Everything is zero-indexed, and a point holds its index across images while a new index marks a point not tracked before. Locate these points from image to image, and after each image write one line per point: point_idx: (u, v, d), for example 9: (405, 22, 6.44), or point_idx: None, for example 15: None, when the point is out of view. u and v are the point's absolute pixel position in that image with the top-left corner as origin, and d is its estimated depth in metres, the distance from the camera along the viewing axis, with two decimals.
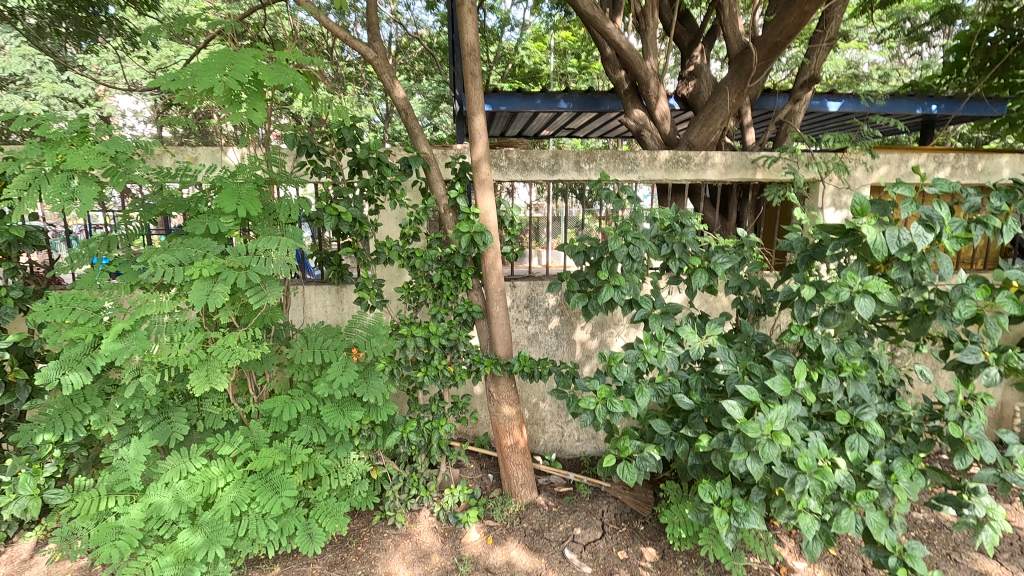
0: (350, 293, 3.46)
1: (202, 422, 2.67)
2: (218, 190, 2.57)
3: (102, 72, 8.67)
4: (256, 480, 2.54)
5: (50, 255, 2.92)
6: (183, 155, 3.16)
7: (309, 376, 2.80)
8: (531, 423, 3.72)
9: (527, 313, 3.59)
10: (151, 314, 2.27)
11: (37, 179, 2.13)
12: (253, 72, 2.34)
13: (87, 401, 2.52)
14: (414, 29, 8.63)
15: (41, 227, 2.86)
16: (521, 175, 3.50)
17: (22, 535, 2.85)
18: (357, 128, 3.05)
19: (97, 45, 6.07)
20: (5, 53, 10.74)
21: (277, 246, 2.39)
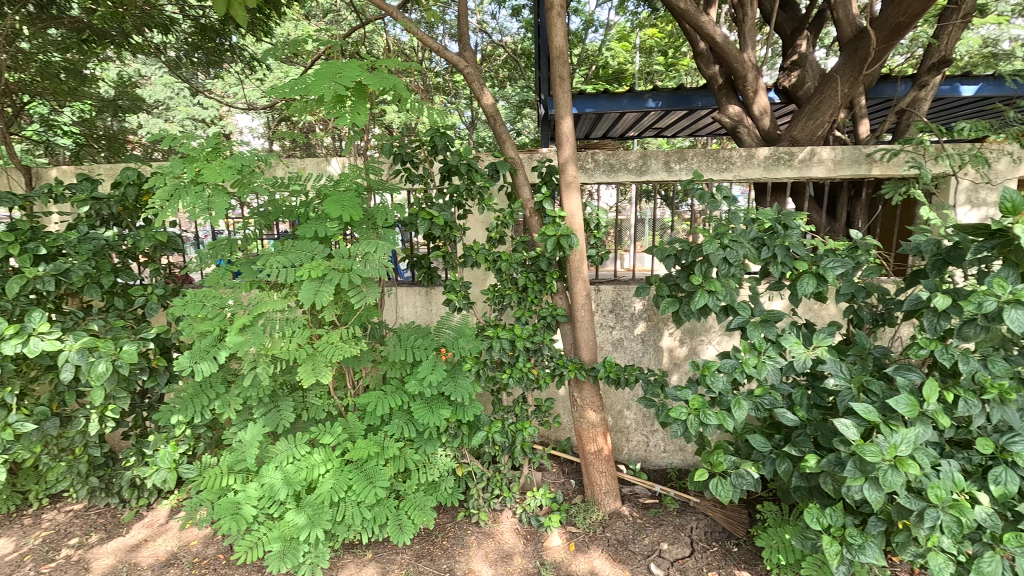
0: (438, 295, 3.58)
1: (306, 412, 2.88)
2: (324, 197, 2.79)
3: (225, 96, 9.72)
4: (353, 469, 2.70)
5: (185, 257, 3.28)
6: (294, 166, 3.44)
7: (400, 373, 2.94)
8: (615, 430, 3.62)
9: (612, 318, 3.50)
10: (266, 311, 2.48)
11: (178, 189, 2.41)
12: (357, 80, 2.49)
13: (213, 387, 2.81)
14: (498, 37, 8.81)
15: (179, 233, 3.24)
16: (607, 177, 3.43)
17: (159, 502, 3.24)
18: (448, 136, 3.16)
19: (223, 72, 6.82)
20: (152, 83, 12.44)
21: (375, 249, 2.54)
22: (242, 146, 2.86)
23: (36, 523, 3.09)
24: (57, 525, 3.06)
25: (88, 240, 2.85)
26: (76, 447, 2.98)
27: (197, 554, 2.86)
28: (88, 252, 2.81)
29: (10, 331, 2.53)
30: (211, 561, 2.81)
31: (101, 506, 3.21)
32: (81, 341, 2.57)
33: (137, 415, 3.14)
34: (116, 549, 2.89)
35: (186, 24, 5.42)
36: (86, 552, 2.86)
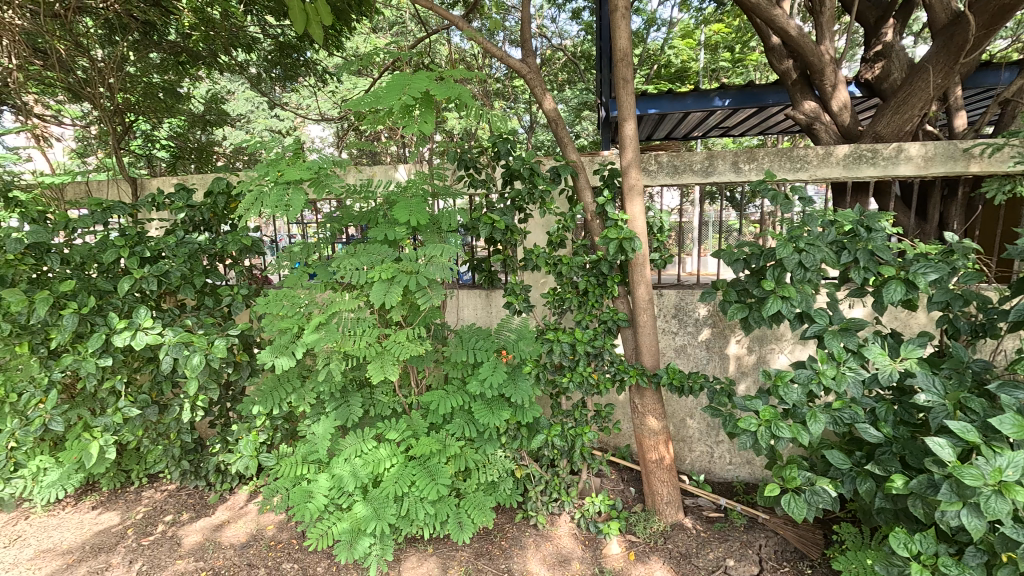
0: (499, 298, 3.61)
1: (373, 408, 3.02)
2: (392, 203, 2.91)
3: (299, 107, 10.33)
4: (416, 465, 2.79)
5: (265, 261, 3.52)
6: (364, 173, 3.60)
7: (462, 374, 3.01)
8: (677, 439, 3.52)
9: (675, 323, 3.41)
10: (340, 311, 2.63)
11: (261, 197, 2.59)
12: (425, 90, 2.57)
13: (290, 381, 3.00)
14: (558, 41, 8.81)
15: (261, 237, 3.47)
16: (671, 179, 3.35)
17: (240, 487, 3.49)
18: (511, 141, 3.20)
19: (298, 86, 7.26)
20: (235, 98, 13.46)
21: (441, 252, 2.63)
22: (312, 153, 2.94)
23: (137, 499, 3.42)
24: (154, 503, 3.37)
25: (184, 244, 3.11)
26: (171, 433, 3.26)
27: (273, 538, 3.06)
28: (184, 255, 3.06)
29: (120, 325, 2.83)
30: (285, 545, 3.00)
31: (190, 488, 3.50)
32: (179, 336, 2.83)
33: (223, 406, 3.40)
34: (203, 528, 3.14)
35: (266, 43, 5.82)
36: (178, 529, 3.13)
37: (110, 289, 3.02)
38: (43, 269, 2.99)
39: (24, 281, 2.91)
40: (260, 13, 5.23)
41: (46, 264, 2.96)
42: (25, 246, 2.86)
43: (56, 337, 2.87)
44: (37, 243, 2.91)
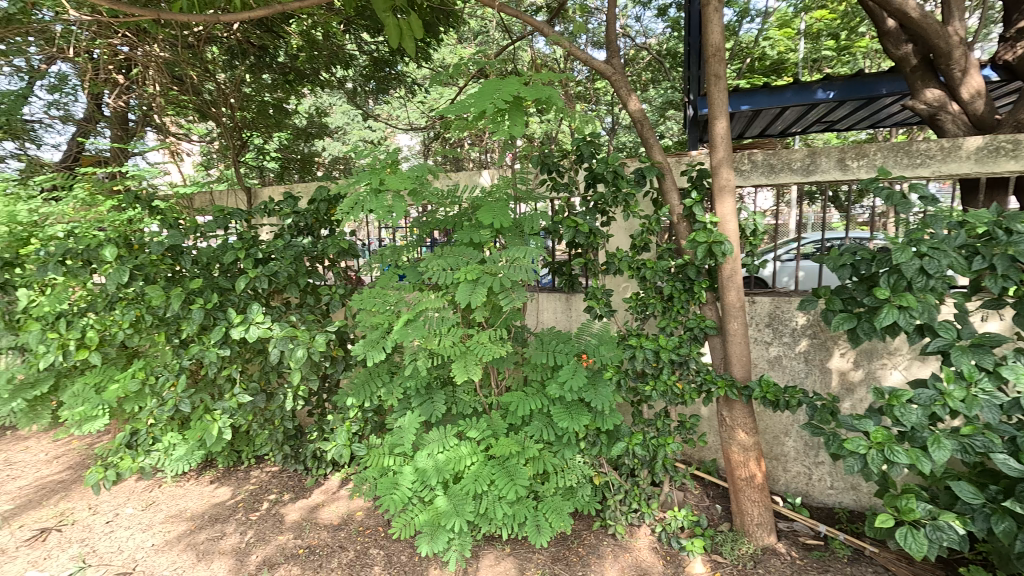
0: (579, 302, 3.58)
1: (455, 406, 3.11)
2: (478, 207, 3.00)
3: (389, 118, 10.92)
4: (496, 465, 2.83)
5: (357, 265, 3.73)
6: (450, 179, 3.73)
7: (542, 376, 3.02)
8: (769, 457, 3.29)
9: (769, 333, 3.19)
10: (427, 311, 2.75)
11: (358, 201, 2.77)
12: (515, 94, 2.62)
13: (380, 377, 3.18)
14: (642, 39, 8.58)
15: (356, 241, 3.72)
16: (767, 179, 3.14)
17: (333, 473, 3.74)
18: (595, 143, 3.17)
19: (389, 98, 7.67)
20: (334, 112, 14.52)
21: (524, 255, 2.67)
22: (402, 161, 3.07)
23: (247, 477, 3.78)
24: (260, 482, 3.70)
25: (291, 246, 3.40)
26: (275, 419, 3.57)
27: (361, 523, 3.25)
28: (291, 257, 3.35)
29: (237, 320, 3.16)
30: (373, 531, 3.17)
31: (290, 471, 3.80)
32: (285, 331, 3.15)
33: (320, 396, 3.67)
34: (302, 508, 3.41)
35: (362, 59, 6.22)
36: (280, 508, 3.42)
37: (228, 286, 3.37)
38: (177, 268, 3.41)
39: (162, 278, 3.34)
40: (357, 32, 5.60)
41: (180, 264, 3.38)
42: (164, 248, 3.28)
43: (187, 328, 3.26)
44: (173, 246, 3.33)
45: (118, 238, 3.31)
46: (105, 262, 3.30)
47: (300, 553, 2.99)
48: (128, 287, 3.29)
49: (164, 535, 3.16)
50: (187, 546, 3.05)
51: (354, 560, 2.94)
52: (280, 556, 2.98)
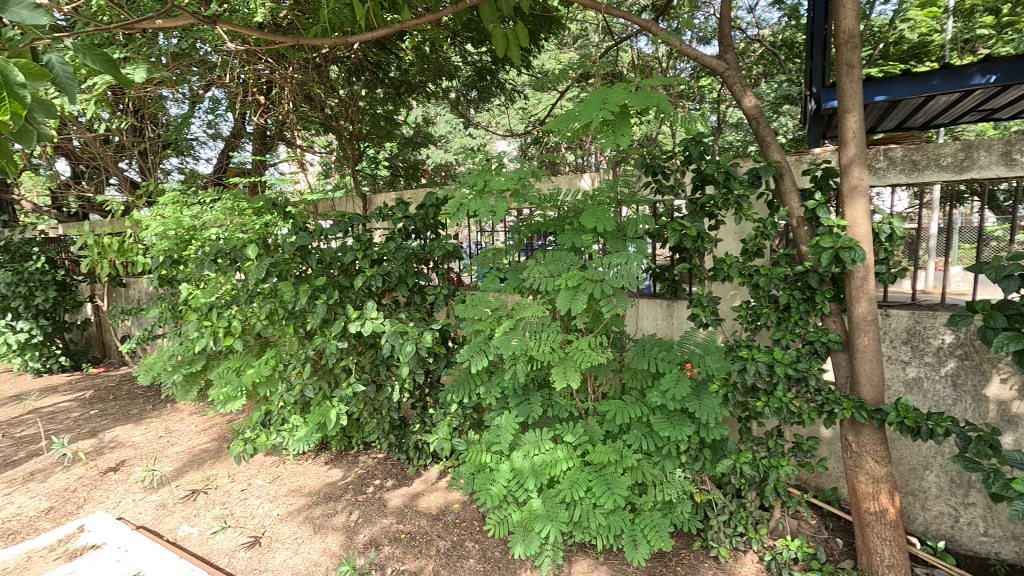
0: (681, 309, 3.38)
1: (551, 409, 3.12)
2: (580, 212, 2.98)
3: (489, 125, 11.26)
4: (592, 472, 2.78)
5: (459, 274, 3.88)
6: (550, 183, 3.75)
7: (641, 385, 2.95)
8: (904, 492, 2.91)
9: (906, 351, 2.83)
10: (526, 316, 2.80)
11: (464, 206, 2.88)
12: (624, 102, 2.61)
13: (479, 376, 3.27)
14: (755, 31, 8.03)
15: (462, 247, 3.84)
16: (908, 178, 2.79)
17: (432, 465, 3.92)
18: (705, 143, 3.01)
19: (489, 106, 7.91)
20: (438, 122, 15.31)
21: (627, 261, 2.63)
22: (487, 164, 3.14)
23: (356, 461, 4.09)
24: (367, 467, 3.99)
25: (402, 249, 3.62)
26: (383, 409, 3.82)
27: (457, 515, 3.37)
28: (401, 258, 3.57)
29: (354, 315, 3.45)
30: (469, 524, 3.28)
31: (394, 459, 4.05)
32: (398, 327, 3.38)
33: (422, 391, 3.86)
34: (403, 495, 3.61)
35: (466, 69, 6.47)
36: (384, 493, 3.65)
37: (346, 284, 3.67)
38: (304, 267, 3.78)
39: (292, 276, 3.72)
40: (463, 44, 5.83)
41: (307, 263, 3.74)
42: (295, 249, 3.65)
43: (312, 321, 3.61)
44: (302, 247, 3.69)
45: (258, 239, 3.75)
46: (247, 261, 3.75)
47: (402, 537, 3.17)
48: (265, 283, 3.71)
49: (286, 507, 3.51)
50: (305, 519, 3.36)
51: (450, 551, 3.05)
52: (385, 537, 3.18)
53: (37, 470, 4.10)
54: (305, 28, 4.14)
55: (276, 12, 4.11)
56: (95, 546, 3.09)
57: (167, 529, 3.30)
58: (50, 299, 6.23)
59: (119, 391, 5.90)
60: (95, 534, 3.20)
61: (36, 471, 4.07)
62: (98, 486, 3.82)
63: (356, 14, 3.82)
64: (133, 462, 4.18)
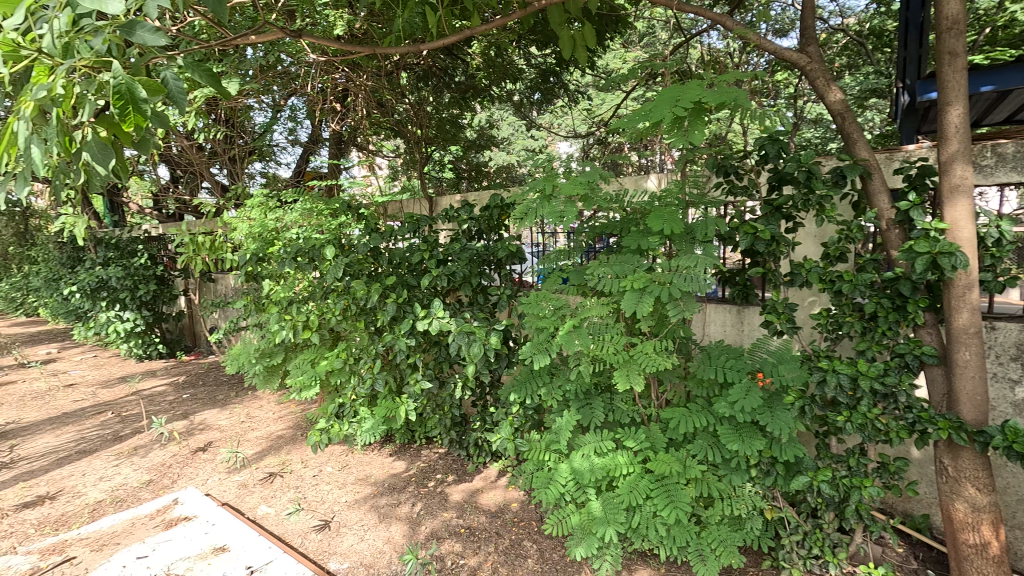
0: (752, 315, 3.21)
1: (612, 414, 3.06)
2: (647, 213, 2.92)
3: (551, 127, 11.24)
4: (654, 480, 2.71)
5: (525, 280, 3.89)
6: (616, 184, 3.69)
7: (708, 394, 2.85)
8: (1010, 525, 2.62)
9: (1016, 369, 2.55)
10: (589, 317, 2.78)
11: (530, 208, 2.90)
12: (698, 98, 2.53)
13: (540, 377, 3.27)
14: (839, 20, 7.49)
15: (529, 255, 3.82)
16: (1021, 176, 2.51)
17: (491, 463, 3.97)
18: (783, 141, 2.86)
19: (553, 108, 7.90)
20: (501, 126, 15.50)
21: (697, 263, 2.55)
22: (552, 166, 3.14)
23: (419, 455, 4.22)
24: (429, 461, 4.10)
25: (467, 249, 3.70)
26: (446, 406, 3.91)
27: (515, 514, 3.40)
28: (466, 259, 3.64)
29: (421, 314, 3.57)
30: (527, 524, 3.30)
31: (455, 455, 4.14)
32: (465, 327, 3.47)
33: (483, 389, 3.92)
34: (464, 490, 3.69)
35: (530, 72, 6.49)
36: (445, 487, 3.74)
37: (414, 283, 3.80)
38: (375, 266, 3.96)
39: (365, 275, 3.91)
40: (527, 47, 5.86)
41: (378, 263, 3.91)
42: (367, 249, 3.82)
43: (382, 318, 3.77)
44: (373, 247, 3.86)
45: (334, 239, 3.96)
46: (324, 260, 3.97)
47: (462, 532, 3.24)
48: (339, 281, 3.92)
49: (353, 495, 3.68)
50: (370, 508, 3.51)
51: (509, 549, 3.08)
52: (445, 531, 3.26)
53: (139, 445, 4.56)
54: (380, 37, 4.33)
55: (354, 23, 4.32)
56: (187, 517, 3.38)
57: (248, 507, 3.56)
58: (151, 292, 6.95)
59: (208, 378, 6.43)
60: (187, 507, 3.51)
61: (138, 447, 4.52)
62: (189, 464, 4.19)
63: (427, 23, 3.95)
64: (219, 444, 4.54)
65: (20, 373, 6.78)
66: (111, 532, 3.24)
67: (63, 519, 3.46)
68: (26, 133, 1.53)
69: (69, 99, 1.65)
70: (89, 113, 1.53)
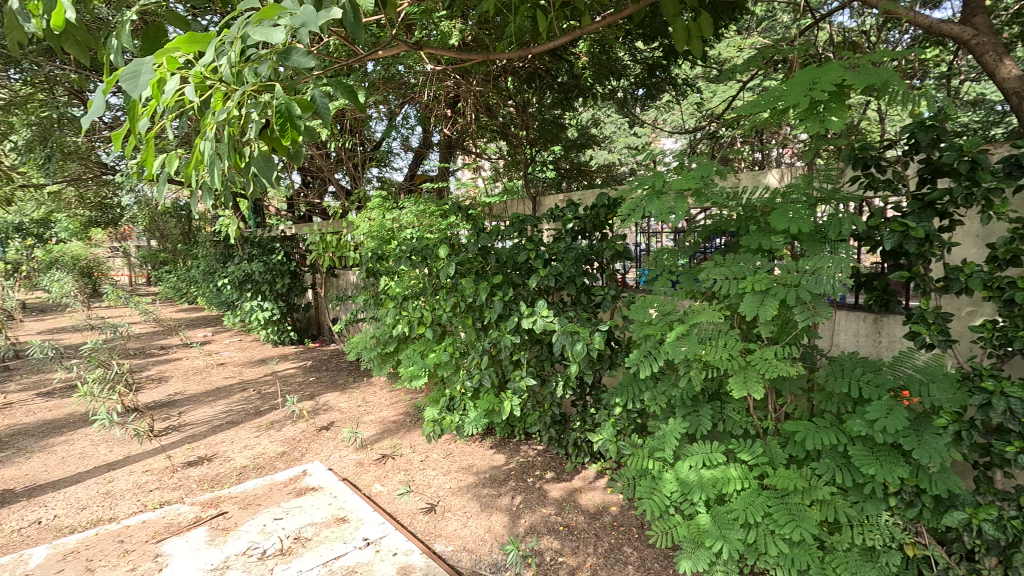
0: (894, 325, 2.86)
1: (723, 423, 2.89)
2: (771, 210, 2.72)
3: (657, 124, 10.87)
4: (773, 497, 2.51)
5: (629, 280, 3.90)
6: (732, 180, 3.47)
7: (838, 410, 2.58)
8: None
9: None
10: (702, 321, 2.65)
11: (639, 206, 2.82)
12: (840, 81, 2.31)
13: (644, 381, 3.17)
14: None
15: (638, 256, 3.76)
16: None
17: (590, 464, 3.94)
18: (938, 127, 2.48)
19: (660, 103, 7.62)
20: (603, 125, 15.34)
21: (831, 264, 2.32)
22: (663, 163, 3.04)
23: (519, 450, 4.31)
24: (528, 457, 4.18)
25: (571, 249, 3.69)
26: (546, 403, 3.96)
27: (615, 518, 3.35)
28: (571, 258, 3.65)
29: (526, 311, 3.65)
30: (627, 530, 3.23)
31: (553, 453, 4.17)
32: (568, 327, 3.48)
33: (584, 389, 3.90)
34: (562, 488, 3.71)
35: (636, 68, 6.28)
36: (544, 484, 3.78)
37: (518, 281, 3.89)
38: (482, 264, 4.11)
39: (473, 272, 4.07)
40: (634, 42, 5.67)
41: (486, 261, 4.06)
42: (476, 247, 3.98)
43: (488, 315, 3.90)
44: (481, 246, 4.01)
45: (445, 239, 4.17)
46: (436, 259, 4.20)
47: (561, 530, 3.25)
48: (449, 278, 4.13)
49: (457, 482, 3.86)
50: (473, 496, 3.66)
51: (608, 552, 3.04)
52: (543, 526, 3.30)
53: (275, 420, 5.16)
54: (492, 44, 4.49)
55: (467, 32, 4.51)
56: (314, 488, 3.76)
57: (364, 484, 3.87)
58: (285, 285, 7.84)
59: (330, 363, 7.10)
60: (314, 479, 3.90)
61: (274, 422, 5.12)
62: (315, 440, 4.66)
63: (537, 26, 4.00)
64: (340, 424, 4.99)
65: (184, 352, 7.99)
66: (254, 494, 3.71)
67: (217, 479, 4.02)
68: (212, 149, 1.82)
69: (240, 117, 1.94)
70: (257, 128, 1.78)
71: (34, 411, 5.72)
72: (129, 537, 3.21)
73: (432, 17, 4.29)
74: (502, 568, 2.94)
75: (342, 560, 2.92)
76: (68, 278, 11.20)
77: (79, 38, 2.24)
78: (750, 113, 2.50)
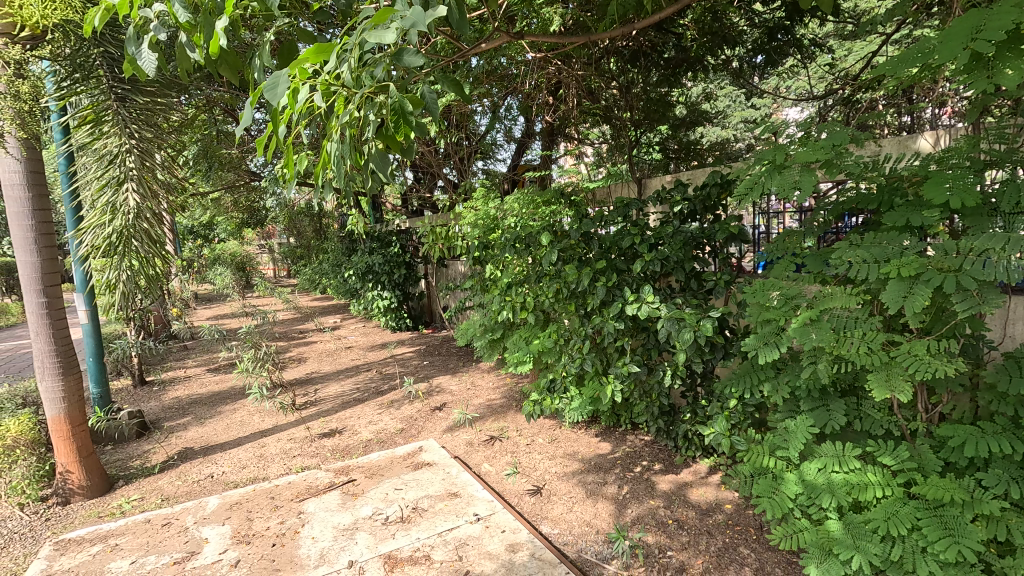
0: None
1: (860, 421, 2.59)
2: (923, 180, 2.34)
3: (779, 91, 9.86)
4: (922, 509, 2.20)
5: (744, 263, 3.56)
6: (872, 147, 3.03)
7: (1013, 412, 2.19)
8: None
9: None
10: (833, 308, 2.38)
11: (757, 182, 2.59)
12: (1017, 23, 1.91)
13: (763, 371, 2.93)
14: None
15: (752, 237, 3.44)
16: None
17: (702, 458, 3.76)
18: None
19: (785, 67, 6.85)
20: (718, 98, 14.31)
21: (1003, 243, 1.95)
22: (786, 135, 2.76)
23: (625, 439, 4.23)
24: (635, 447, 4.09)
25: (681, 232, 3.48)
26: (653, 393, 3.81)
27: (729, 517, 3.16)
28: (680, 242, 3.44)
29: (632, 298, 3.56)
30: (743, 530, 3.03)
31: (661, 444, 4.04)
32: (675, 314, 3.33)
33: (694, 379, 3.71)
34: (671, 481, 3.59)
35: (754, 32, 5.67)
36: (652, 475, 3.69)
37: (623, 268, 3.79)
38: (586, 250, 4.06)
39: (576, 259, 4.05)
40: (750, 4, 5.16)
41: (589, 248, 4.01)
42: (579, 234, 3.96)
43: (592, 302, 3.87)
44: (584, 232, 3.97)
45: (548, 226, 4.19)
46: (540, 246, 4.23)
47: (670, 523, 3.15)
48: (552, 265, 4.15)
49: (562, 467, 3.90)
50: (578, 483, 3.67)
51: (722, 551, 2.88)
52: (651, 518, 3.22)
53: (395, 400, 5.60)
54: (593, 25, 4.40)
55: (568, 16, 4.45)
56: (429, 462, 4.05)
57: (474, 463, 4.07)
58: (401, 275, 8.45)
59: (442, 348, 7.54)
60: (429, 454, 4.19)
61: (394, 401, 5.57)
62: (429, 419, 4.98)
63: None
64: (452, 405, 5.29)
65: (318, 336, 8.96)
66: (378, 464, 4.08)
67: (347, 449, 4.48)
68: (338, 149, 2.00)
69: (360, 118, 2.11)
70: (375, 127, 1.92)
71: (206, 384, 6.79)
72: (279, 494, 3.71)
73: (533, 5, 4.30)
74: (608, 556, 2.92)
75: (455, 532, 3.11)
76: (227, 272, 13.07)
77: (230, 61, 2.57)
78: (893, 72, 2.18)
